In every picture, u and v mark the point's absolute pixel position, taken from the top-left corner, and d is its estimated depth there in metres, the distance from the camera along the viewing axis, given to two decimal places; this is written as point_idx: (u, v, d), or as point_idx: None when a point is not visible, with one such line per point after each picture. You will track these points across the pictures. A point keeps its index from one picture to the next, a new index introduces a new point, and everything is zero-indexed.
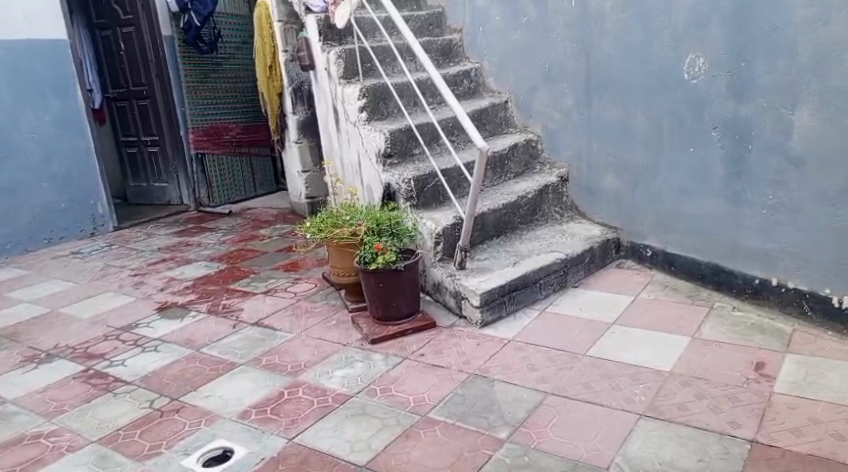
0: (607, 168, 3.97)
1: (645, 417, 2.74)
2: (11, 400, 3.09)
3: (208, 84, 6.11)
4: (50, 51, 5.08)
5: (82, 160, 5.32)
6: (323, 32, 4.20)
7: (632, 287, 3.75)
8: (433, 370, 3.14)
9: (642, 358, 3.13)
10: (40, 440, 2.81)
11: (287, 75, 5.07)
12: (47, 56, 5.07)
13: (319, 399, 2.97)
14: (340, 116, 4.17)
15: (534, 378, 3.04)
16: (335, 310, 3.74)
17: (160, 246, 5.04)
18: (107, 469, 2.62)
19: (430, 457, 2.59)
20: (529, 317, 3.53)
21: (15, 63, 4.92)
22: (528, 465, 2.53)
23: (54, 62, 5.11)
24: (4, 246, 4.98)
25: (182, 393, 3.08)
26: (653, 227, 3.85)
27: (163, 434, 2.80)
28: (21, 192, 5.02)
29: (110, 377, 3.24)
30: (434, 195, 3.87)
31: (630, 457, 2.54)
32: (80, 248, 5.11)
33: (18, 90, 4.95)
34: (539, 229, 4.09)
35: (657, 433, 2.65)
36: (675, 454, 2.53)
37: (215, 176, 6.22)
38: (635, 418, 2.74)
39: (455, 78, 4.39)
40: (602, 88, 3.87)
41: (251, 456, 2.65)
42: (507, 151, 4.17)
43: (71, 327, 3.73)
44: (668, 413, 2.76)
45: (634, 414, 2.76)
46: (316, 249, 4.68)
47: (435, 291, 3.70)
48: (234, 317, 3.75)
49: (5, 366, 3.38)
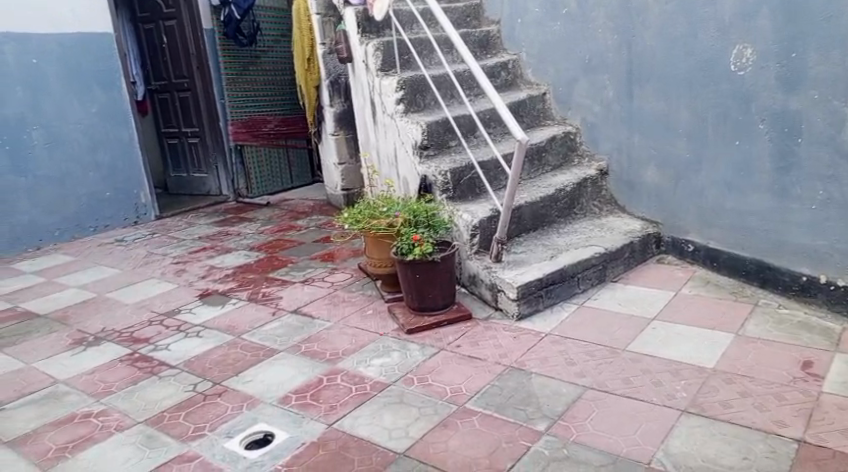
0: (649, 161, 3.89)
1: (686, 414, 2.70)
2: (63, 381, 3.23)
3: (247, 77, 6.20)
4: (97, 45, 5.26)
5: (126, 151, 5.50)
6: (361, 24, 4.22)
7: (673, 283, 3.67)
8: (470, 361, 3.15)
9: (681, 355, 3.07)
10: (90, 419, 2.93)
11: (325, 68, 5.14)
12: (94, 50, 5.25)
13: (356, 387, 3.02)
14: (377, 108, 4.18)
15: (573, 372, 3.02)
16: (371, 300, 3.78)
17: (201, 235, 5.17)
18: (154, 448, 2.72)
19: (468, 447, 2.60)
20: (567, 311, 3.50)
21: (64, 57, 5.10)
22: (567, 458, 2.52)
23: (100, 55, 5.28)
24: (55, 233, 5.17)
25: (224, 378, 3.17)
26: (695, 222, 3.75)
27: (206, 417, 2.89)
28: (68, 182, 5.20)
29: (155, 360, 3.36)
30: (470, 188, 3.86)
31: (672, 453, 2.50)
32: (125, 236, 5.28)
33: (67, 83, 5.14)
34: (578, 223, 4.04)
35: (699, 430, 2.60)
36: (718, 452, 2.49)
37: (254, 168, 6.32)
38: (676, 414, 2.70)
39: (492, 70, 4.34)
40: (643, 80, 3.79)
41: (291, 440, 2.71)
42: (546, 143, 4.11)
43: (117, 312, 3.87)
44: (711, 410, 2.71)
45: (676, 410, 2.72)
46: (352, 240, 4.73)
47: (471, 283, 3.70)
48: (273, 305, 3.83)
49: (55, 347, 3.53)
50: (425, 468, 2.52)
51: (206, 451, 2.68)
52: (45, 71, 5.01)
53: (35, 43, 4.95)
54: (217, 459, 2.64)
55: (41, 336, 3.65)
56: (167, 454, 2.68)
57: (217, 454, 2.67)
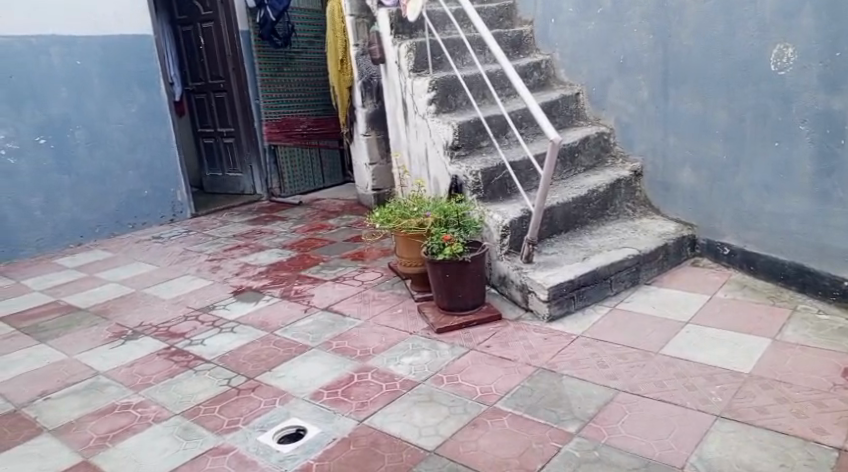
0: (684, 162, 3.83)
1: (721, 419, 2.66)
2: (103, 373, 3.34)
3: (281, 77, 6.31)
4: (137, 46, 5.39)
5: (164, 150, 5.63)
6: (394, 25, 4.25)
7: (707, 287, 3.61)
8: (500, 362, 3.15)
9: (715, 358, 3.03)
10: (129, 410, 3.03)
11: (357, 68, 5.16)
12: (134, 52, 5.38)
13: (387, 384, 3.06)
14: (408, 109, 4.20)
15: (605, 374, 3.00)
16: (401, 299, 3.81)
17: (236, 233, 5.27)
18: (190, 440, 2.80)
19: (498, 446, 2.61)
20: (599, 314, 3.48)
21: (104, 59, 5.23)
22: (598, 460, 2.51)
23: (140, 56, 5.41)
24: (95, 229, 5.33)
25: (257, 373, 3.23)
26: (732, 225, 3.69)
27: (240, 410, 2.96)
28: (108, 180, 5.35)
29: (190, 354, 3.45)
30: (501, 188, 3.86)
31: (706, 458, 2.48)
32: (161, 233, 5.41)
33: (108, 84, 5.27)
34: (611, 224, 3.99)
35: (734, 436, 2.57)
36: (754, 459, 2.45)
37: (286, 166, 6.42)
38: (710, 418, 2.67)
39: (525, 70, 4.33)
40: (680, 80, 3.73)
41: (323, 436, 2.76)
42: (578, 144, 4.08)
43: (154, 307, 3.98)
44: (747, 416, 2.66)
45: (711, 415, 2.69)
46: (382, 240, 4.77)
47: (500, 284, 3.70)
48: (305, 302, 3.89)
49: (96, 340, 3.64)
50: (455, 466, 2.54)
51: (241, 444, 2.75)
52: (87, 72, 5.16)
53: (78, 45, 5.10)
54: (251, 452, 2.70)
55: (82, 329, 3.77)
56: (202, 446, 2.75)
57: (251, 446, 2.73)
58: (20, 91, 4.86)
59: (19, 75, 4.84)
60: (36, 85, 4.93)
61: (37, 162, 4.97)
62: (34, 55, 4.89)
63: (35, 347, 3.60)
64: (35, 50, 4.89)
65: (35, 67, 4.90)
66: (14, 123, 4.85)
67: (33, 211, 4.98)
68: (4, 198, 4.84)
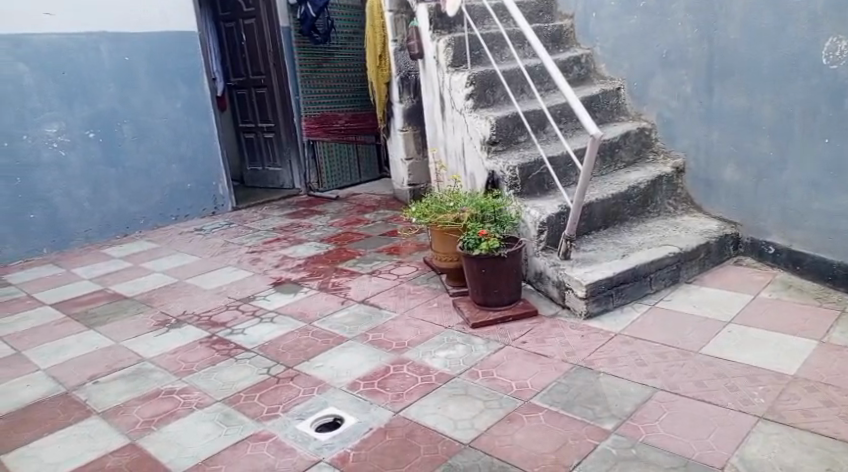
0: (728, 159, 3.74)
1: (764, 420, 2.61)
2: (148, 359, 3.45)
3: (321, 73, 6.39)
4: (182, 43, 5.53)
5: (206, 144, 5.76)
6: (433, 20, 4.25)
7: (750, 286, 3.53)
8: (536, 358, 3.15)
9: (759, 359, 2.96)
10: (173, 396, 3.12)
11: (396, 64, 5.22)
12: (179, 48, 5.52)
13: (422, 377, 3.09)
14: (446, 104, 4.21)
15: (643, 372, 2.97)
16: (436, 294, 3.82)
17: (275, 226, 5.36)
18: (231, 426, 2.87)
19: (534, 442, 2.62)
20: (638, 312, 3.43)
21: (151, 55, 5.38)
22: (636, 458, 2.49)
23: (185, 53, 5.55)
24: (140, 221, 5.48)
25: (296, 362, 3.30)
26: (778, 223, 3.59)
27: (280, 398, 3.03)
28: (153, 173, 5.50)
29: (231, 343, 3.53)
30: (538, 184, 3.84)
31: (747, 459, 2.44)
32: (203, 225, 5.54)
33: (154, 80, 5.41)
34: (652, 222, 3.93)
35: (778, 438, 2.52)
36: (798, 462, 2.41)
37: (325, 162, 6.48)
38: (752, 420, 2.62)
39: (565, 65, 4.28)
40: (725, 75, 3.64)
41: (360, 425, 2.80)
42: (619, 139, 4.02)
43: (197, 297, 4.09)
44: (791, 418, 2.61)
45: (753, 416, 2.64)
46: (418, 234, 4.79)
47: (537, 280, 3.69)
48: (341, 295, 3.94)
49: (141, 328, 3.76)
50: (490, 459, 2.55)
51: (280, 431, 2.81)
52: (134, 68, 5.30)
53: (126, 42, 5.24)
54: (290, 439, 2.76)
55: (128, 317, 3.90)
56: (243, 433, 2.82)
57: (289, 434, 2.79)
58: (71, 86, 5.03)
59: (70, 71, 5.01)
60: (86, 81, 5.09)
61: (87, 156, 5.14)
62: (85, 52, 5.05)
63: (84, 333, 3.74)
64: (86, 47, 5.05)
65: (86, 63, 5.07)
66: (66, 117, 5.01)
67: (82, 202, 5.15)
68: (55, 190, 5.01)
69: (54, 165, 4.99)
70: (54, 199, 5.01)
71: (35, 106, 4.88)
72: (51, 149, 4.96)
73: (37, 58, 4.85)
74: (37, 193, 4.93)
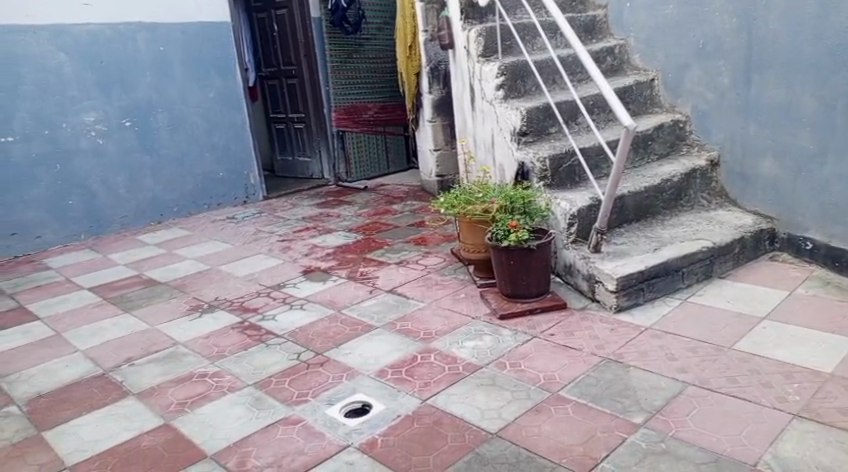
0: (765, 153, 3.65)
1: (799, 418, 2.56)
2: (182, 343, 3.53)
3: (350, 64, 6.39)
4: (216, 33, 5.59)
5: (238, 133, 5.84)
6: (465, 10, 4.23)
7: (787, 282, 3.44)
8: (564, 350, 3.13)
9: (794, 357, 2.90)
10: (206, 379, 3.19)
11: (426, 54, 5.18)
12: (213, 38, 5.58)
13: (449, 366, 3.10)
14: (476, 95, 4.19)
15: (674, 367, 2.93)
16: (464, 284, 3.83)
17: (305, 215, 5.41)
18: (262, 409, 2.93)
19: (562, 433, 2.61)
20: (669, 306, 3.38)
21: (186, 44, 5.45)
22: (665, 452, 2.47)
23: (218, 42, 5.61)
24: (173, 209, 5.59)
25: (326, 349, 3.34)
26: (817, 218, 3.50)
27: (309, 384, 3.07)
28: (187, 162, 5.59)
29: (262, 329, 3.59)
30: (569, 175, 3.81)
31: (781, 457, 2.40)
32: (235, 213, 5.62)
33: (188, 69, 5.49)
34: (684, 215, 3.85)
35: (814, 436, 2.47)
36: (835, 461, 2.36)
37: (353, 152, 6.52)
38: (787, 418, 2.57)
39: (598, 55, 4.21)
40: (764, 66, 3.54)
41: (388, 412, 2.83)
42: (652, 131, 3.95)
43: (229, 283, 4.16)
44: (828, 416, 2.56)
45: (788, 414, 2.59)
46: (446, 225, 4.80)
47: (566, 273, 3.66)
48: (370, 284, 3.97)
49: (176, 312, 3.85)
50: (517, 449, 2.55)
51: (309, 416, 2.85)
52: (169, 58, 5.39)
53: (161, 32, 5.33)
54: (319, 424, 2.80)
55: (162, 302, 3.99)
56: (274, 416, 2.87)
57: (319, 419, 2.83)
58: (108, 76, 5.13)
59: (107, 60, 5.11)
60: (123, 70, 5.19)
61: (122, 144, 5.24)
62: (121, 41, 5.15)
63: (120, 317, 3.85)
64: (123, 37, 5.15)
65: (122, 53, 5.17)
66: (103, 106, 5.13)
67: (118, 189, 5.27)
68: (93, 177, 5.13)
69: (91, 153, 5.11)
70: (91, 185, 5.14)
71: (74, 95, 4.99)
72: (89, 137, 5.08)
73: (76, 48, 4.96)
74: (75, 180, 5.05)
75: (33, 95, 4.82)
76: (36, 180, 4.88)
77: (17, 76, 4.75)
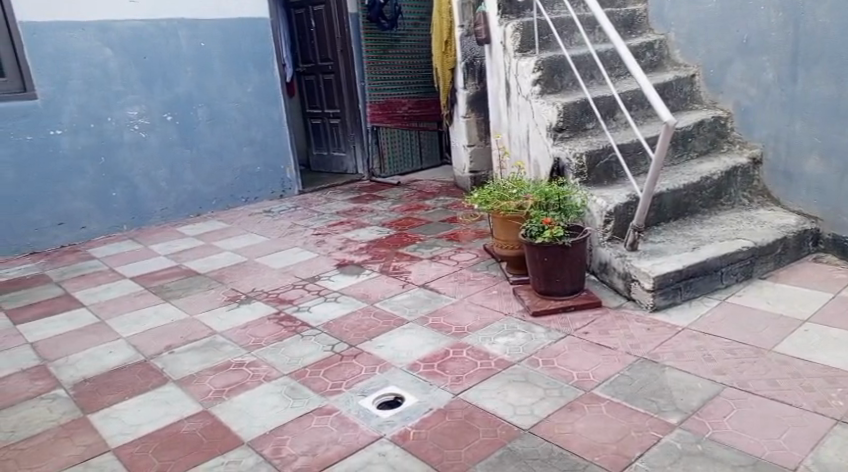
0: (811, 151, 3.56)
1: (842, 424, 2.49)
2: (219, 332, 3.60)
3: (386, 60, 6.41)
4: (256, 28, 5.67)
5: (276, 128, 5.93)
6: (502, 5, 4.21)
7: (832, 284, 3.35)
8: (598, 349, 3.10)
9: (838, 360, 2.82)
10: (242, 368, 3.25)
11: (461, 50, 5.17)
12: (253, 33, 5.66)
13: (481, 362, 3.10)
14: (513, 89, 4.16)
15: (711, 368, 2.87)
16: (496, 281, 3.82)
17: (339, 210, 5.45)
18: (297, 399, 2.97)
19: (595, 431, 2.59)
20: (708, 306, 3.32)
21: (226, 40, 5.54)
22: (701, 453, 2.43)
23: (258, 38, 5.70)
24: (211, 202, 5.69)
25: (359, 341, 3.37)
26: None
27: (343, 375, 3.11)
28: (226, 155, 5.69)
29: (297, 320, 3.65)
30: (606, 172, 3.76)
31: (824, 463, 2.34)
32: (272, 207, 5.71)
33: (228, 65, 5.58)
34: (725, 214, 3.76)
35: None
36: None
37: (387, 148, 6.56)
38: (830, 423, 2.51)
39: (637, 50, 4.13)
40: (812, 62, 3.44)
41: (420, 405, 2.85)
42: (692, 128, 3.86)
43: (265, 275, 4.23)
44: None
45: (831, 418, 2.52)
46: (478, 222, 4.79)
47: (601, 271, 3.61)
48: (402, 279, 3.99)
49: (214, 302, 3.94)
50: (550, 446, 2.54)
51: (343, 406, 2.89)
52: (210, 53, 5.48)
53: (202, 28, 5.42)
54: (352, 414, 2.83)
55: (200, 292, 4.08)
56: (309, 405, 2.92)
57: (352, 409, 2.86)
58: (151, 71, 5.24)
59: (150, 56, 5.22)
60: (165, 66, 5.30)
61: (164, 138, 5.36)
62: (164, 37, 5.26)
63: (161, 305, 3.95)
64: (165, 33, 5.26)
65: (165, 49, 5.27)
66: (146, 101, 5.24)
67: (160, 182, 5.39)
68: (136, 169, 5.26)
69: (135, 146, 5.23)
70: (135, 178, 5.27)
71: (119, 90, 5.12)
72: (133, 131, 5.20)
73: (120, 44, 5.08)
74: (119, 172, 5.19)
75: (80, 90, 4.96)
76: (83, 173, 5.03)
77: (65, 72, 4.89)
